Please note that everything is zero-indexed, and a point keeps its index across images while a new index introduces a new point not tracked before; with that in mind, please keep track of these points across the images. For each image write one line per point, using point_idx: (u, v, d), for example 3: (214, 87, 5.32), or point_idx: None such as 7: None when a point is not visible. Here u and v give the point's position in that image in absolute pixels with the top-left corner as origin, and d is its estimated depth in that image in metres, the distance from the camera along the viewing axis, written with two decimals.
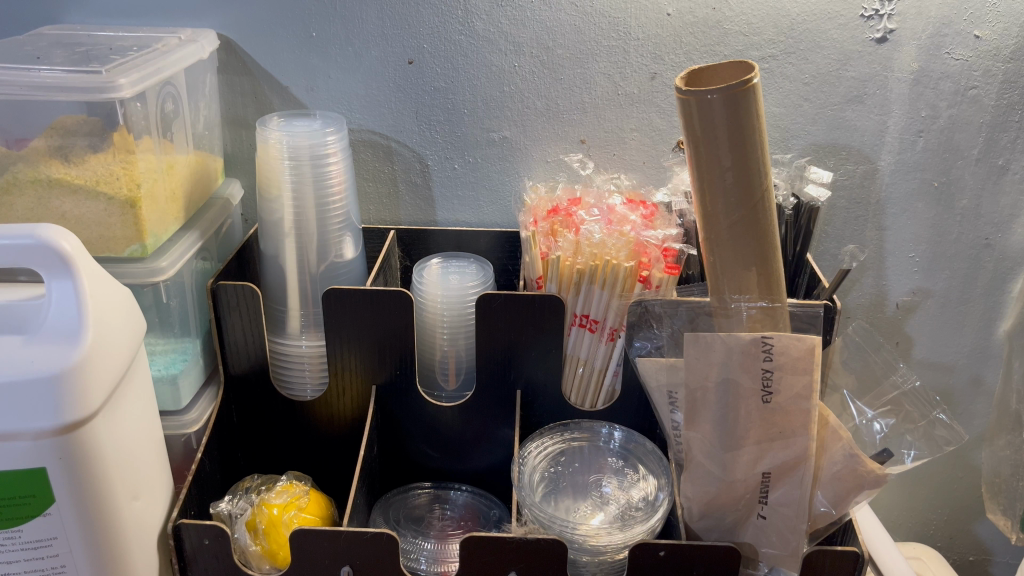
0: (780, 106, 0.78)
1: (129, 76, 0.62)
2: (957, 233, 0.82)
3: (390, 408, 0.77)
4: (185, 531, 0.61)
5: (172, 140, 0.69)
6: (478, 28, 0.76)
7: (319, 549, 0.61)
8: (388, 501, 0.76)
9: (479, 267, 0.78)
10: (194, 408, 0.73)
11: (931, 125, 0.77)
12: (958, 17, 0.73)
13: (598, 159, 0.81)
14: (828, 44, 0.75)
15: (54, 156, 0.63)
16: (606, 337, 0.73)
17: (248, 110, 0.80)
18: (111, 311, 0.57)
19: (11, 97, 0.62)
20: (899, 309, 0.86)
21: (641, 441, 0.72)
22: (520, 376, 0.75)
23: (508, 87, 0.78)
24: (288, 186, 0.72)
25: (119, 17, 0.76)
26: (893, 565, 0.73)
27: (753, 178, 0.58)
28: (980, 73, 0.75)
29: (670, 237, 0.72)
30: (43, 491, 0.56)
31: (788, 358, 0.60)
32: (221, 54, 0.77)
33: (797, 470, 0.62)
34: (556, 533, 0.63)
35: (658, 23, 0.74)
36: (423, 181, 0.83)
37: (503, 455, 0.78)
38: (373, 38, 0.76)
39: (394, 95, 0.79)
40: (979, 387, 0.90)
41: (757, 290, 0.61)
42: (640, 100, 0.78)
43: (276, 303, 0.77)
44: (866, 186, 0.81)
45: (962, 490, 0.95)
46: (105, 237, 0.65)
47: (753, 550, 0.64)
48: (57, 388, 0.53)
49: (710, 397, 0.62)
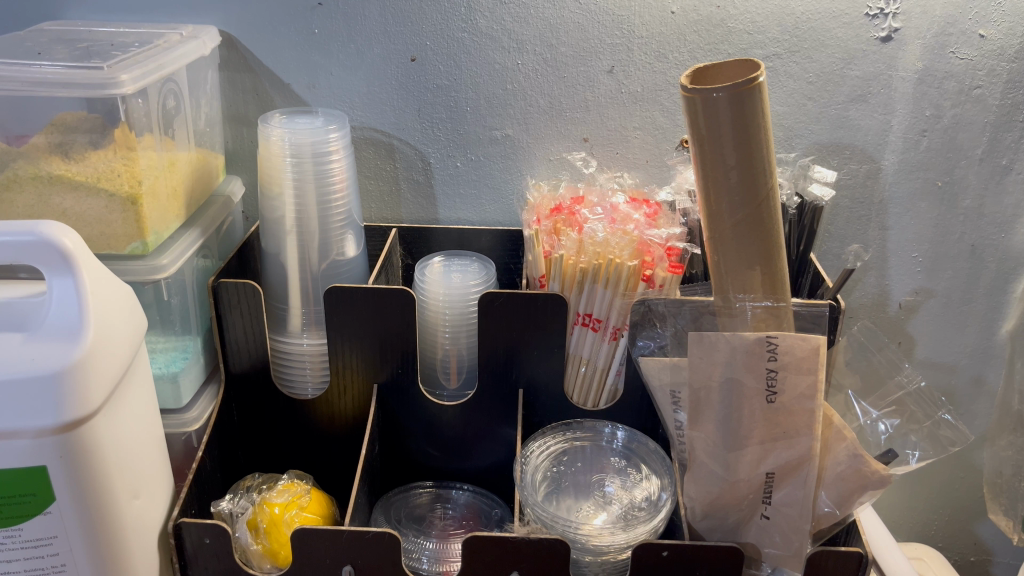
0: (784, 105, 0.77)
1: (130, 72, 0.62)
2: (960, 233, 0.82)
3: (392, 407, 0.76)
4: (186, 531, 0.61)
5: (173, 136, 0.68)
6: (481, 25, 0.75)
7: (320, 548, 0.60)
8: (389, 500, 0.76)
9: (482, 268, 0.78)
10: (194, 407, 0.73)
11: (935, 124, 0.77)
12: (962, 16, 0.73)
13: (601, 157, 0.81)
14: (832, 42, 0.74)
15: (55, 152, 0.63)
16: (608, 336, 0.72)
17: (249, 107, 0.79)
18: (111, 309, 0.57)
19: (11, 93, 0.61)
20: (902, 309, 0.86)
21: (644, 441, 0.72)
22: (522, 375, 0.74)
23: (511, 84, 0.78)
24: (290, 182, 0.71)
25: (119, 13, 0.75)
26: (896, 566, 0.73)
27: (759, 178, 0.58)
28: (985, 73, 0.75)
29: (673, 237, 0.71)
30: (43, 490, 0.55)
31: (793, 358, 0.60)
32: (222, 51, 0.77)
33: (801, 470, 0.62)
34: (558, 533, 0.63)
35: (662, 21, 0.74)
36: (425, 179, 0.83)
37: (504, 455, 0.78)
38: (375, 35, 0.76)
39: (397, 92, 0.78)
40: (981, 387, 0.90)
41: (762, 290, 0.61)
42: (644, 98, 0.78)
43: (277, 302, 0.76)
44: (869, 185, 0.80)
45: (964, 491, 0.94)
46: (105, 234, 0.65)
47: (756, 550, 0.64)
48: (58, 386, 0.53)
49: (714, 396, 0.61)
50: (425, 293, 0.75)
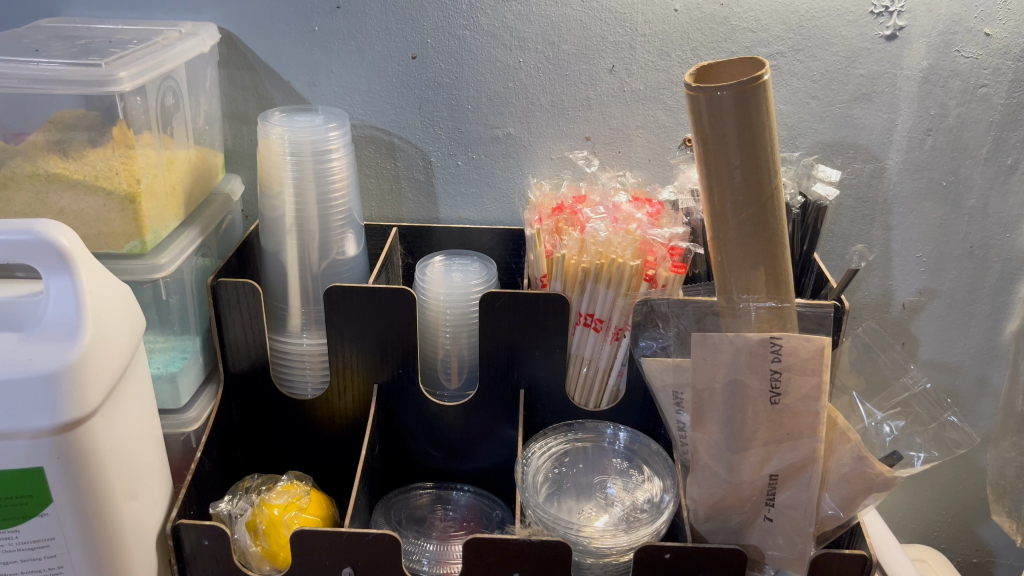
0: (787, 104, 0.77)
1: (129, 69, 0.61)
2: (964, 233, 0.82)
3: (392, 407, 0.76)
4: (184, 532, 0.60)
5: (172, 135, 0.68)
6: (482, 23, 0.75)
7: (320, 550, 0.60)
8: (389, 500, 0.75)
9: (484, 269, 0.77)
10: (193, 407, 0.72)
11: (940, 123, 0.77)
12: (968, 14, 0.72)
13: (603, 156, 0.81)
14: (837, 41, 0.74)
15: (53, 150, 0.62)
16: (611, 336, 0.72)
17: (248, 105, 0.79)
18: (109, 309, 0.56)
19: (8, 90, 0.61)
20: (905, 309, 0.86)
21: (646, 442, 0.71)
22: (524, 376, 0.74)
23: (512, 82, 0.77)
24: (290, 180, 0.71)
25: (118, 10, 0.75)
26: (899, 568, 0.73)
27: (763, 177, 0.57)
28: (990, 71, 0.74)
29: (676, 236, 0.70)
30: (40, 491, 0.55)
31: (797, 359, 0.59)
32: (221, 48, 0.76)
33: (805, 472, 0.61)
34: (560, 535, 0.63)
35: (665, 19, 0.74)
36: (426, 178, 0.82)
37: (505, 455, 0.78)
38: (376, 32, 0.75)
39: (398, 90, 0.78)
40: (985, 388, 0.89)
41: (766, 290, 0.60)
42: (647, 97, 0.77)
43: (276, 301, 0.76)
44: (873, 185, 0.80)
45: (967, 492, 0.94)
46: (104, 233, 0.64)
47: (759, 553, 0.63)
48: (56, 387, 0.52)
49: (717, 398, 0.61)
50: (425, 293, 0.75)
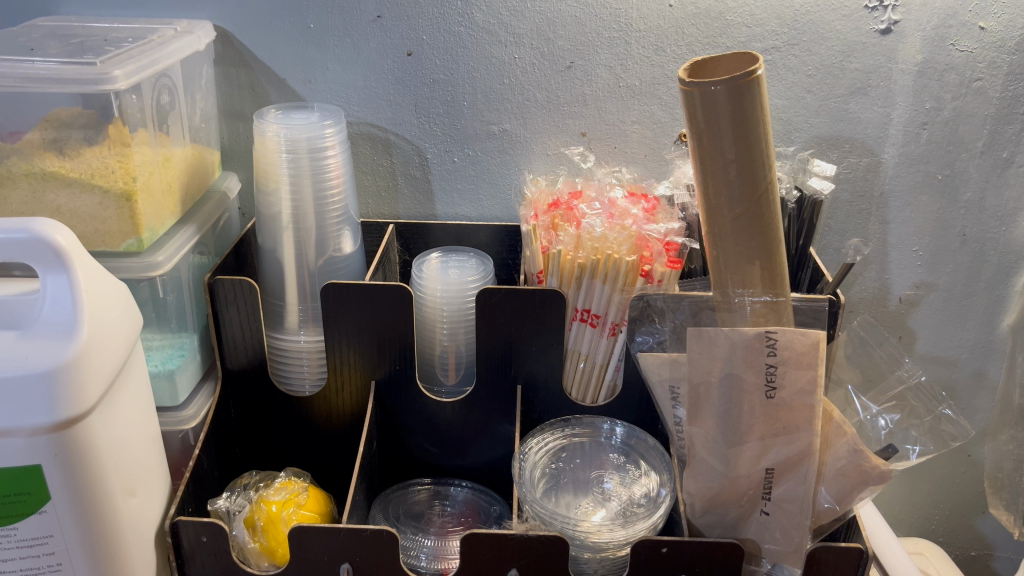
0: (783, 98, 0.77)
1: (124, 67, 0.61)
2: (961, 227, 0.82)
3: (390, 403, 0.76)
4: (182, 529, 0.61)
5: (167, 133, 0.68)
6: (478, 19, 0.75)
7: (319, 546, 0.60)
8: (388, 496, 0.75)
9: (479, 266, 0.77)
10: (192, 403, 0.72)
11: (935, 117, 0.77)
12: (962, 8, 0.72)
13: (599, 151, 0.81)
14: (831, 35, 0.74)
15: (49, 149, 0.62)
16: (607, 331, 0.72)
17: (245, 103, 0.79)
18: (106, 306, 0.57)
19: (3, 89, 0.61)
20: (902, 303, 0.86)
21: (642, 437, 0.71)
22: (521, 372, 0.74)
23: (508, 79, 0.77)
24: (286, 177, 0.71)
25: (113, 8, 0.75)
26: (897, 563, 0.73)
27: (757, 171, 0.57)
28: (985, 65, 0.74)
29: (672, 231, 0.70)
30: (38, 489, 0.55)
31: (793, 353, 0.59)
32: (217, 46, 0.76)
33: (800, 465, 0.61)
34: (557, 530, 0.63)
35: (660, 14, 0.74)
36: (423, 175, 0.82)
37: (503, 452, 0.78)
38: (371, 29, 0.75)
39: (394, 86, 0.78)
40: (982, 382, 0.89)
41: (761, 284, 0.60)
42: (642, 92, 0.77)
43: (273, 298, 0.76)
44: (869, 179, 0.80)
45: (965, 485, 0.94)
46: (100, 231, 0.64)
47: (756, 547, 0.64)
48: (52, 384, 0.52)
49: (713, 392, 0.61)
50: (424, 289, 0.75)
